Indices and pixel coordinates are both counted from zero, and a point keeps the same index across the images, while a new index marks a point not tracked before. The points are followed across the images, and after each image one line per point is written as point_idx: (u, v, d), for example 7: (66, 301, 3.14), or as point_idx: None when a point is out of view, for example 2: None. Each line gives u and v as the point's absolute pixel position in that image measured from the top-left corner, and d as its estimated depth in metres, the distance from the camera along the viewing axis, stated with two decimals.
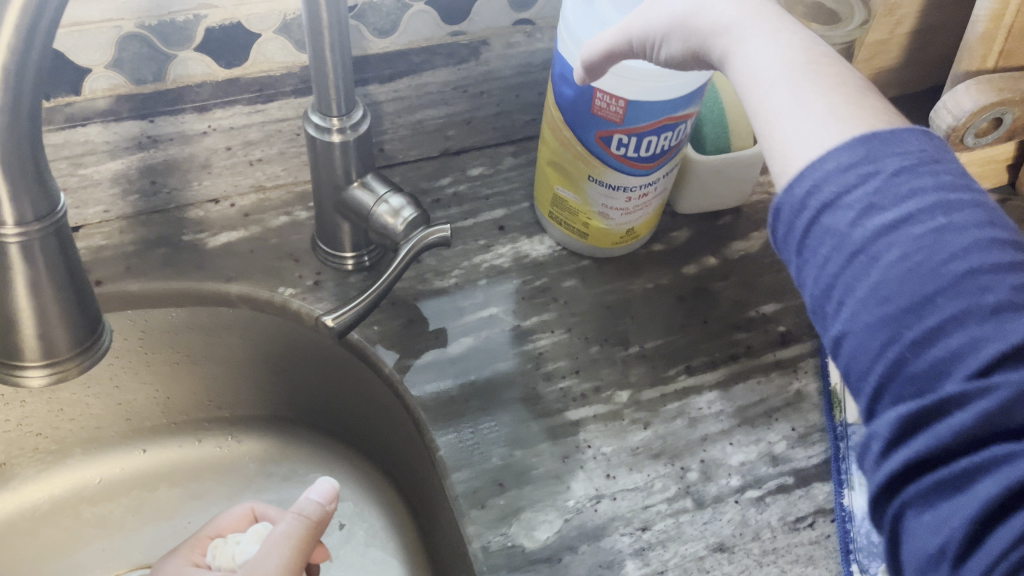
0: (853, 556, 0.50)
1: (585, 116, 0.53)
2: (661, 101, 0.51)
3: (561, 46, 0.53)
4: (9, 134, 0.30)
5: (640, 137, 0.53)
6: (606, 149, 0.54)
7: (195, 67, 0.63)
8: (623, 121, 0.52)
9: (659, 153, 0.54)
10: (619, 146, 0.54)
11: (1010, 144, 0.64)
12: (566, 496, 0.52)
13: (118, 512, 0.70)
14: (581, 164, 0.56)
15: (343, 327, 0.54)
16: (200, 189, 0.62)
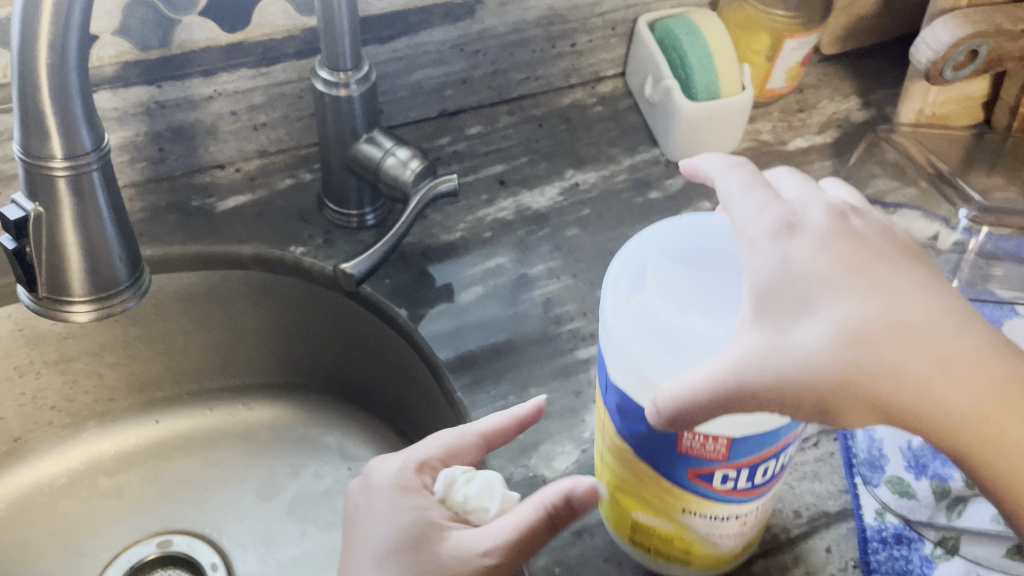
0: (857, 469, 0.53)
1: (671, 456, 0.40)
2: (770, 429, 0.38)
3: (617, 376, 0.39)
4: (56, 79, 0.35)
5: (751, 467, 0.39)
6: (705, 485, 0.40)
7: (200, 31, 0.57)
8: (726, 459, 0.39)
9: (771, 477, 0.41)
10: (724, 482, 0.40)
11: (984, 82, 0.67)
12: (583, 429, 0.54)
13: (135, 483, 0.68)
14: (668, 497, 0.42)
15: (360, 275, 0.56)
16: (207, 155, 0.64)
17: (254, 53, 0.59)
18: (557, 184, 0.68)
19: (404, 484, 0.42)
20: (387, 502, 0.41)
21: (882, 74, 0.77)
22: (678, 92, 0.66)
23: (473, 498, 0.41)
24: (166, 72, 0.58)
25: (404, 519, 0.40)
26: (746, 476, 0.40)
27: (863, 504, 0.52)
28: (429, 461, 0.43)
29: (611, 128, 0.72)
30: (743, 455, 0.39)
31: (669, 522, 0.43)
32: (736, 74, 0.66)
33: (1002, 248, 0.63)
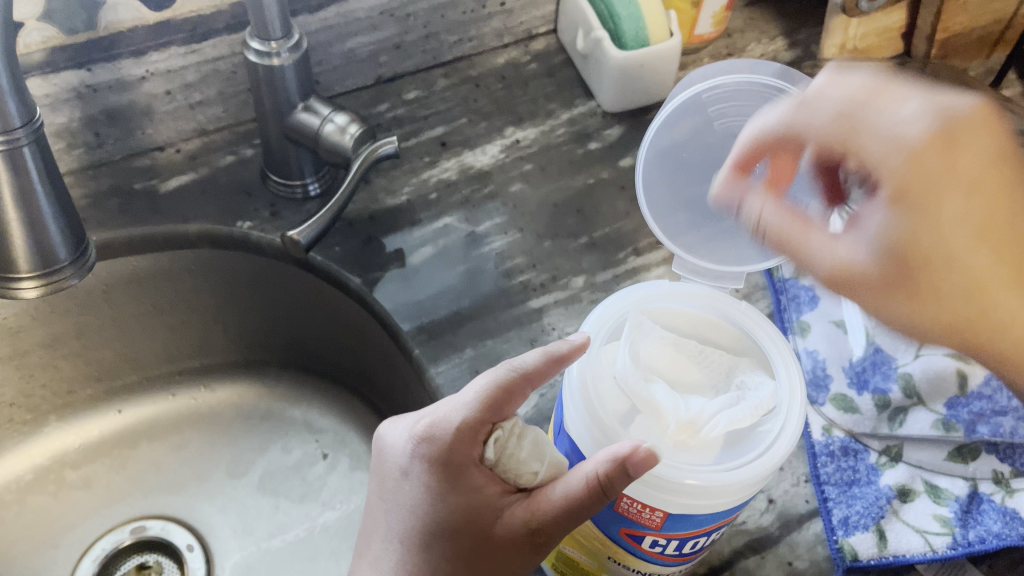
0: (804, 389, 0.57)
1: (605, 512, 0.42)
2: (705, 512, 0.41)
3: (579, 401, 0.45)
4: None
5: (681, 539, 0.42)
6: (635, 544, 0.43)
7: (126, 11, 0.56)
8: (659, 527, 0.41)
9: (699, 549, 0.44)
10: (654, 545, 0.43)
11: (901, 13, 0.70)
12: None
13: (103, 473, 0.67)
14: (598, 541, 0.44)
15: (308, 242, 0.57)
16: (145, 137, 0.64)
17: (183, 30, 0.59)
18: (498, 142, 0.69)
19: (447, 458, 0.41)
20: (438, 477, 0.41)
21: (806, 13, 0.79)
22: (608, 43, 0.67)
23: (520, 461, 0.41)
24: (94, 55, 0.57)
25: (452, 502, 0.40)
26: (676, 545, 0.43)
27: (811, 421, 0.55)
28: (472, 425, 0.41)
29: (547, 84, 0.73)
30: (675, 529, 0.41)
31: (593, 560, 0.46)
32: (663, 21, 0.67)
33: None
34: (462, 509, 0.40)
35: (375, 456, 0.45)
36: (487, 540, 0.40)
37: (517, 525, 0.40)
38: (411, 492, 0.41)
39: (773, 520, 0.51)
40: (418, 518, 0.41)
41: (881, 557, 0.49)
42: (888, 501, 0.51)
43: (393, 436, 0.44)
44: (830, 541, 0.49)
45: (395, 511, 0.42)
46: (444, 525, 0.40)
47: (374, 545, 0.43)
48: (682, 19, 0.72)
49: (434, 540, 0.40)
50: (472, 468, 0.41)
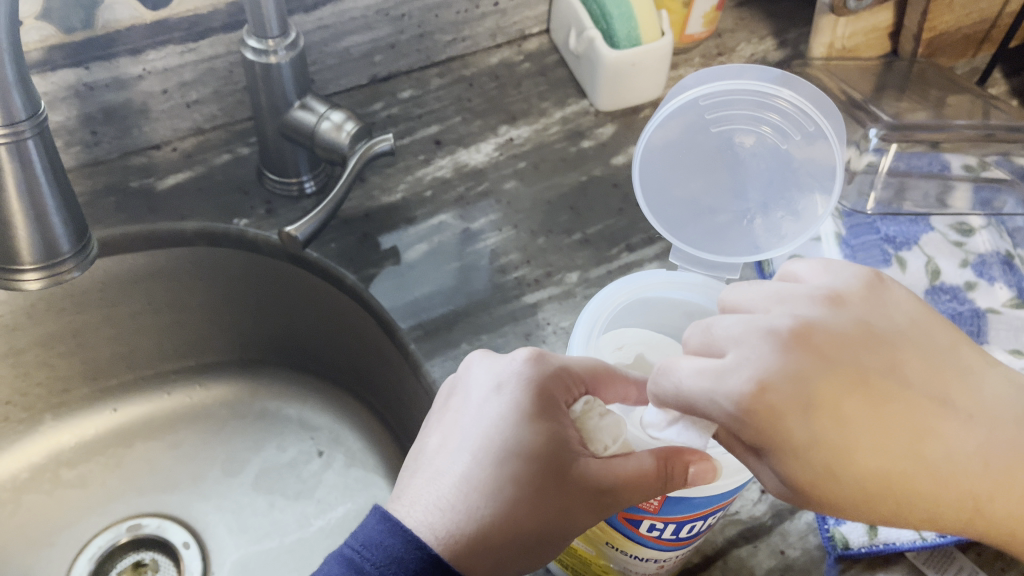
0: None
1: None
2: (704, 496, 0.42)
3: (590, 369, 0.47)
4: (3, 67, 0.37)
5: (678, 522, 0.43)
6: (632, 528, 0.44)
7: (123, 10, 0.57)
8: (658, 510, 0.42)
9: (694, 534, 0.45)
10: (651, 528, 0.44)
11: (888, 13, 0.71)
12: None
13: (98, 471, 0.68)
14: (596, 529, 0.45)
15: (304, 239, 0.57)
16: (141, 135, 0.64)
17: (180, 29, 0.60)
18: (492, 140, 0.70)
19: (543, 391, 0.42)
20: (531, 404, 0.42)
21: (795, 14, 0.81)
22: (601, 42, 0.68)
23: (596, 429, 0.43)
24: (92, 53, 0.58)
25: (536, 431, 0.41)
26: (673, 530, 0.44)
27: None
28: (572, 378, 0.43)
29: (540, 83, 0.74)
30: (673, 513, 0.42)
31: (591, 547, 0.47)
32: (654, 21, 0.68)
33: (914, 164, 0.68)
34: (543, 438, 0.41)
35: (453, 386, 0.46)
36: (561, 475, 0.40)
37: (590, 470, 0.41)
38: (493, 415, 0.42)
39: (766, 509, 0.52)
40: (495, 438, 0.41)
41: (872, 545, 0.49)
42: None
43: (484, 366, 0.45)
44: (821, 529, 0.50)
45: (468, 429, 0.42)
46: (523, 447, 0.41)
47: (434, 458, 0.43)
48: (674, 19, 0.73)
49: (506, 461, 0.40)
50: (560, 409, 0.42)
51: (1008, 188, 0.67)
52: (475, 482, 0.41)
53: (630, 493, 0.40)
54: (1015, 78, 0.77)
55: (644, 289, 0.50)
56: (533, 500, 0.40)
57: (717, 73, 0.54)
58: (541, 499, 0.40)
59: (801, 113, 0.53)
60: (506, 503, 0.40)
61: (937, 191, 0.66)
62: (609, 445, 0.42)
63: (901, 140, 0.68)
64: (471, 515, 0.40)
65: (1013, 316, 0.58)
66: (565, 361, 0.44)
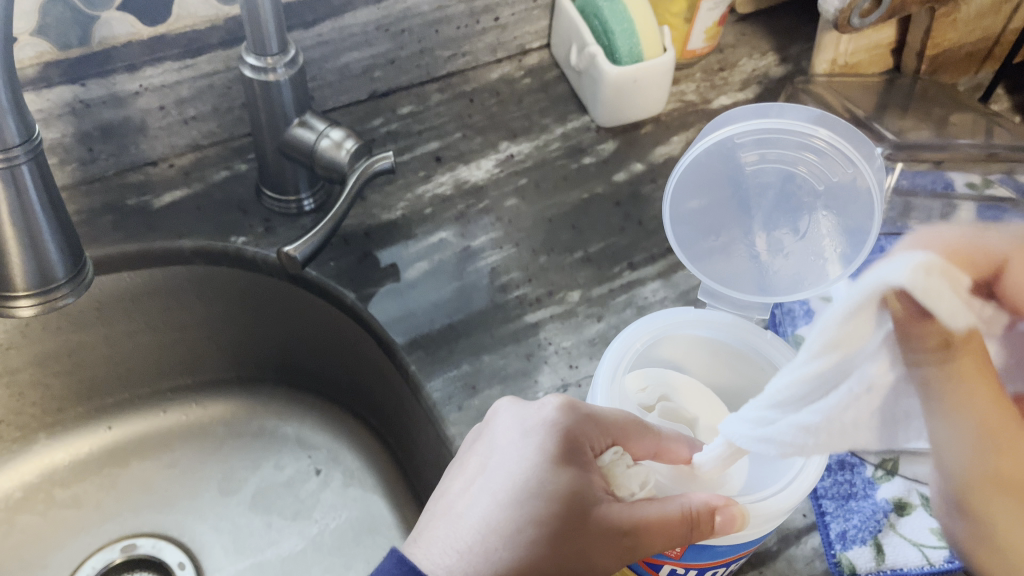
0: None
1: None
2: (728, 545, 0.41)
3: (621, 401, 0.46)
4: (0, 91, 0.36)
5: (699, 568, 0.43)
6: (652, 571, 0.43)
7: (120, 26, 0.56)
8: (682, 557, 0.42)
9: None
10: (671, 573, 0.43)
11: (890, 29, 0.71)
12: (536, 388, 0.56)
13: (93, 491, 0.67)
14: None
15: (303, 258, 0.57)
16: (138, 152, 0.64)
17: (177, 45, 0.59)
18: (493, 157, 0.69)
19: (572, 436, 0.42)
20: (554, 446, 0.41)
21: (796, 30, 0.80)
22: (602, 58, 0.68)
23: (622, 478, 0.42)
24: (88, 70, 0.57)
25: (557, 473, 0.40)
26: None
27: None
28: (603, 426, 0.43)
29: (541, 99, 0.73)
30: (695, 559, 0.42)
31: None
32: (657, 36, 0.68)
33: (918, 184, 0.67)
34: (564, 479, 0.40)
35: (480, 431, 0.45)
36: (582, 516, 0.39)
37: (611, 512, 0.40)
38: (518, 457, 0.41)
39: (772, 534, 0.51)
40: (515, 479, 0.40)
41: (879, 571, 0.49)
42: (885, 514, 0.51)
43: (511, 409, 0.45)
44: (828, 555, 0.49)
45: (489, 472, 0.42)
46: (543, 488, 0.40)
47: (455, 503, 0.42)
48: (675, 34, 0.72)
49: (527, 503, 0.39)
50: (586, 453, 0.42)
51: (1012, 208, 0.65)
52: (494, 524, 0.39)
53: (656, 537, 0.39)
54: (1017, 94, 0.77)
55: (674, 327, 0.49)
56: (550, 541, 0.38)
57: (737, 115, 0.55)
58: (561, 541, 0.39)
59: (839, 156, 0.53)
60: (524, 544, 0.38)
61: (941, 210, 0.65)
62: (635, 491, 0.42)
63: (905, 159, 0.67)
64: (487, 558, 0.38)
65: None
66: (593, 408, 0.43)
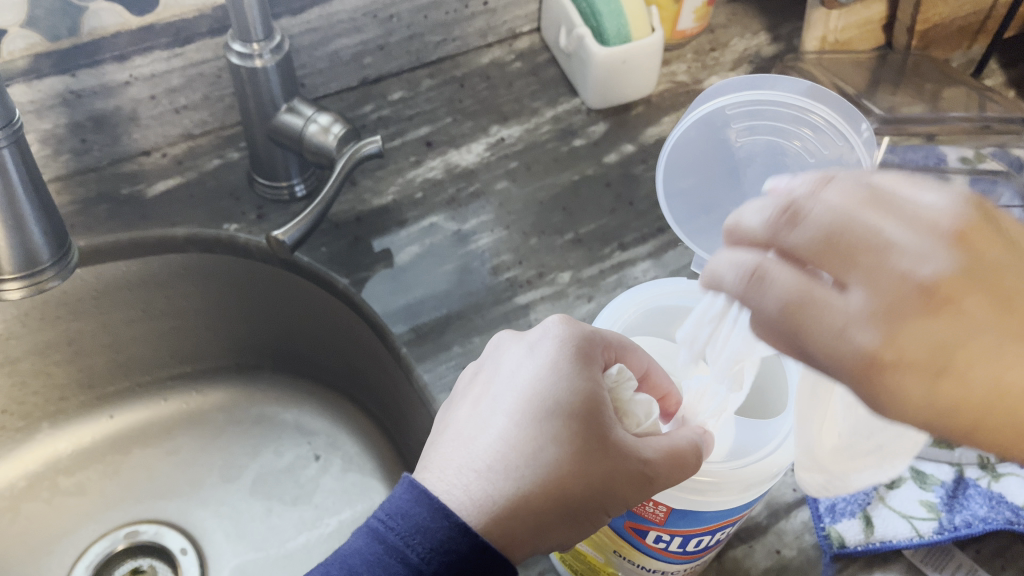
0: None
1: None
2: (713, 511, 0.41)
3: None
4: None
5: (685, 536, 0.43)
6: (638, 538, 0.43)
7: (109, 16, 0.57)
8: (664, 522, 0.42)
9: (703, 548, 0.44)
10: (658, 540, 0.43)
11: (881, 5, 0.71)
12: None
13: (95, 479, 0.67)
14: (605, 539, 0.45)
15: (294, 242, 0.57)
16: (131, 142, 0.64)
17: (166, 35, 0.59)
18: (484, 141, 0.69)
19: (583, 353, 0.41)
20: (564, 362, 0.41)
21: (788, 9, 0.80)
22: (591, 40, 0.67)
23: (630, 404, 0.42)
24: (78, 60, 0.57)
25: (572, 388, 0.40)
26: (680, 542, 0.43)
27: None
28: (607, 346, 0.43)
29: (531, 83, 0.73)
30: (679, 525, 0.42)
31: (598, 554, 0.46)
32: (645, 17, 0.68)
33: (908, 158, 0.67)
34: (580, 397, 0.40)
35: (483, 361, 0.45)
36: (602, 435, 0.39)
37: (628, 438, 0.40)
38: (530, 374, 0.41)
39: (761, 509, 0.52)
40: (528, 399, 0.40)
41: (868, 544, 0.49)
42: (874, 488, 0.51)
43: (511, 340, 0.44)
44: (818, 528, 0.49)
45: (501, 394, 0.41)
46: (560, 407, 0.39)
47: (466, 427, 0.41)
48: (665, 15, 0.72)
49: (544, 422, 0.39)
50: (597, 371, 0.41)
51: (1004, 181, 0.65)
52: (513, 444, 0.39)
53: (674, 469, 0.40)
54: (1012, 69, 0.76)
55: (666, 297, 0.49)
56: (572, 461, 0.38)
57: (719, 87, 0.56)
58: (583, 462, 0.38)
59: (834, 131, 0.52)
60: (544, 463, 0.38)
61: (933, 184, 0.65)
62: (641, 421, 0.41)
63: (893, 133, 0.67)
64: (506, 479, 0.38)
65: None
66: (595, 328, 0.43)
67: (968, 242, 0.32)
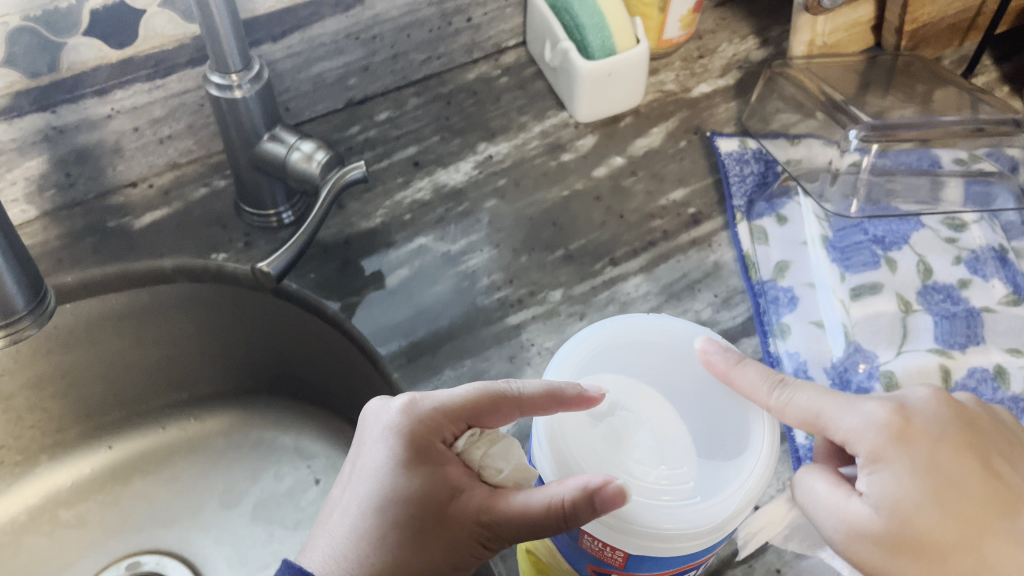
0: None
1: (571, 546, 0.41)
2: (673, 557, 0.39)
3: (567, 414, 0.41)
4: None
5: None
6: None
7: (87, 50, 0.56)
8: (623, 565, 0.40)
9: None
10: None
11: (868, 6, 0.70)
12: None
13: (96, 510, 0.67)
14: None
15: (279, 271, 0.57)
16: (116, 174, 0.64)
17: (146, 66, 0.59)
18: (471, 159, 0.69)
19: (426, 437, 0.40)
20: (406, 446, 0.39)
21: (777, 11, 0.79)
22: (575, 54, 0.66)
23: (488, 458, 0.41)
24: (58, 96, 0.57)
25: (409, 476, 0.39)
26: None
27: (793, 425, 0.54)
28: (451, 415, 0.41)
29: (518, 97, 0.73)
30: (640, 569, 0.40)
31: None
32: (629, 29, 0.67)
33: (902, 161, 0.66)
34: (428, 482, 0.39)
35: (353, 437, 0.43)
36: (440, 524, 0.38)
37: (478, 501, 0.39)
38: (380, 463, 0.39)
39: None
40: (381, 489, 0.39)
41: None
42: None
43: (362, 417, 0.43)
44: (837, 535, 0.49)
45: (358, 480, 0.40)
46: (404, 493, 0.38)
47: (331, 510, 0.40)
48: (650, 24, 0.71)
49: (388, 508, 0.38)
50: (440, 458, 0.40)
51: (999, 181, 0.65)
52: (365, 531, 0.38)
53: (522, 530, 0.38)
54: (1005, 64, 0.75)
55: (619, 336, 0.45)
56: (397, 548, 0.38)
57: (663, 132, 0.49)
58: (411, 556, 0.38)
59: None
60: (363, 559, 0.38)
61: (928, 188, 0.65)
62: (502, 470, 0.40)
63: (882, 139, 0.66)
64: (361, 562, 0.37)
65: (1008, 314, 0.58)
66: (436, 401, 0.41)
67: (910, 437, 0.41)
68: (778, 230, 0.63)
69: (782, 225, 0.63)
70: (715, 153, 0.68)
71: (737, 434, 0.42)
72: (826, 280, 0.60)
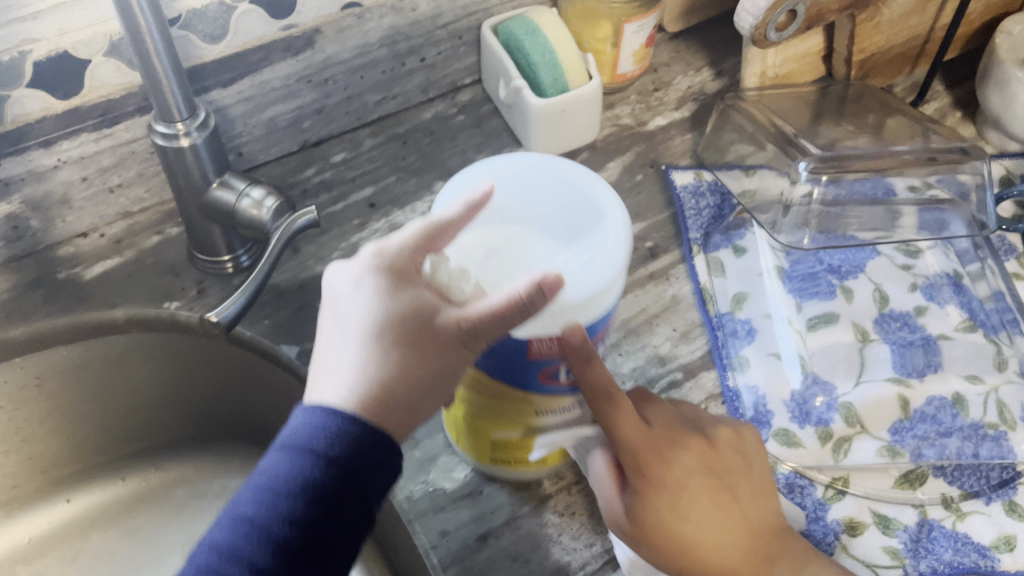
0: None
1: (521, 364, 0.41)
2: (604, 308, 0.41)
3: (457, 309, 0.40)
4: None
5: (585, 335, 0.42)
6: (554, 382, 0.43)
7: (32, 102, 0.56)
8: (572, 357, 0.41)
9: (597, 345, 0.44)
10: (570, 373, 0.42)
11: (817, 37, 0.70)
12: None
13: (54, 567, 0.65)
14: (524, 412, 0.44)
15: (230, 319, 0.56)
16: (65, 226, 0.63)
17: (93, 116, 0.59)
18: (428, 198, 0.68)
19: (393, 267, 0.39)
20: (383, 283, 0.38)
21: (732, 42, 0.80)
22: (528, 92, 0.66)
23: (453, 283, 0.39)
24: (3, 149, 0.57)
25: (393, 301, 0.38)
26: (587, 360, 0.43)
27: None
28: (412, 252, 0.40)
29: (474, 135, 0.73)
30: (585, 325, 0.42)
31: (521, 431, 0.46)
32: (581, 66, 0.67)
33: (856, 190, 0.66)
34: (409, 308, 0.38)
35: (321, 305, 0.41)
36: (423, 333, 0.38)
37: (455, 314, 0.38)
38: (361, 312, 0.38)
39: None
40: (367, 322, 0.38)
41: None
42: (836, 535, 0.50)
43: (323, 283, 0.41)
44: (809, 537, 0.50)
45: (338, 321, 0.39)
46: (389, 318, 0.38)
47: (319, 354, 0.39)
48: (603, 59, 0.72)
49: (378, 335, 0.37)
50: (410, 274, 0.39)
51: (951, 208, 0.65)
52: (359, 369, 0.37)
53: (487, 324, 0.37)
54: (957, 89, 0.76)
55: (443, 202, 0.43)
56: (395, 368, 0.37)
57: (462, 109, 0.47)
58: (412, 374, 0.37)
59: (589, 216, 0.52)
60: (368, 383, 0.37)
61: (883, 218, 0.65)
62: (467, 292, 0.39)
63: (832, 170, 0.65)
64: (360, 388, 0.37)
65: (965, 340, 0.59)
66: (399, 244, 0.40)
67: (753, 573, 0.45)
68: (733, 260, 0.63)
69: (740, 256, 0.64)
70: (670, 186, 0.68)
71: (583, 205, 0.44)
72: (782, 311, 0.60)
